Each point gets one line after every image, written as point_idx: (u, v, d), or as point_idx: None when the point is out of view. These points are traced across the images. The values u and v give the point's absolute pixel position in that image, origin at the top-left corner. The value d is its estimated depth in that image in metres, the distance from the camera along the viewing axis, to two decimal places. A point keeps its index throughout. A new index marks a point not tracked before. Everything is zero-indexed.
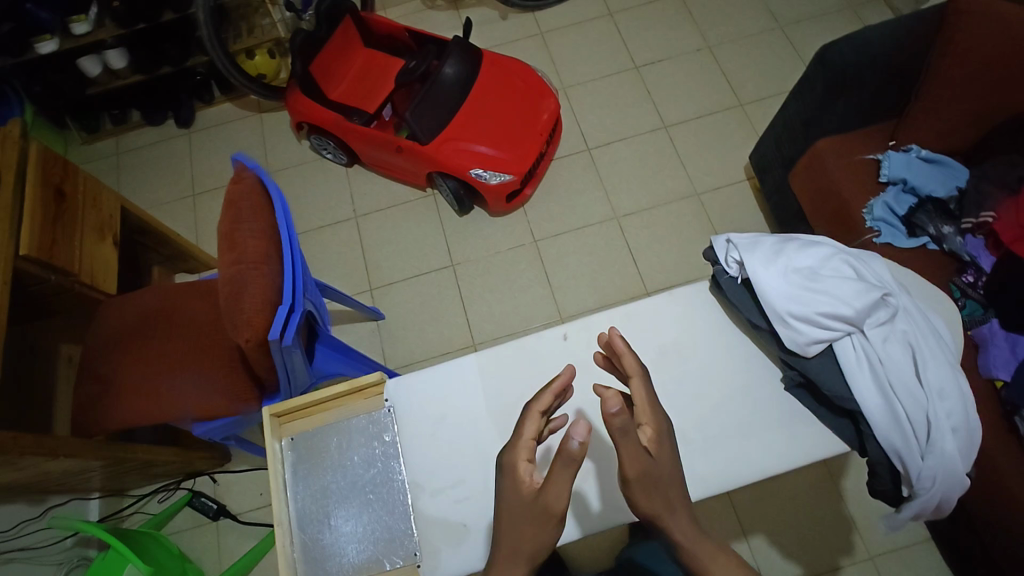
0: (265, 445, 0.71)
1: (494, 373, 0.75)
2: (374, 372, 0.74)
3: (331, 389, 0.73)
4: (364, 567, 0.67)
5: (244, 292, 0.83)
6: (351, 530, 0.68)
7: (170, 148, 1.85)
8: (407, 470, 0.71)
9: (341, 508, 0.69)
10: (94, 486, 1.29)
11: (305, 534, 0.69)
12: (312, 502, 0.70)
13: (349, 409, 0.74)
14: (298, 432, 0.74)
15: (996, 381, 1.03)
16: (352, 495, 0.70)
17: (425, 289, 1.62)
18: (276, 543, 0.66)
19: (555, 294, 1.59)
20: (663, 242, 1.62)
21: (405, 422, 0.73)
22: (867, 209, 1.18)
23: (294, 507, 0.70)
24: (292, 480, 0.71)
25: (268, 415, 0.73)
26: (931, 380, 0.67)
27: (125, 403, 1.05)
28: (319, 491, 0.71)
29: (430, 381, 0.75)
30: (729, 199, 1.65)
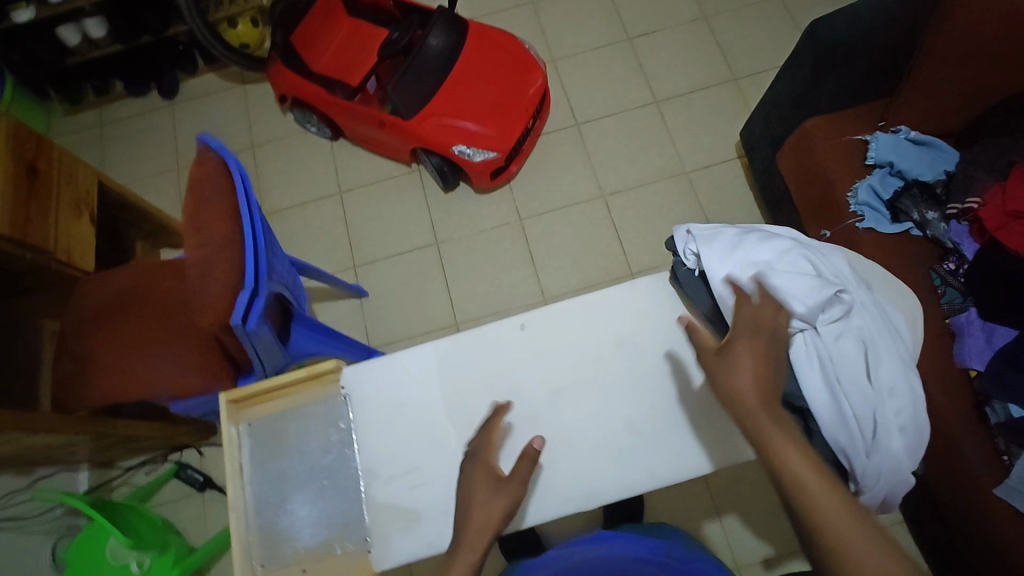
0: (222, 431, 0.72)
1: (451, 361, 0.74)
2: (330, 360, 0.74)
3: (288, 376, 0.74)
4: (317, 549, 0.69)
5: (208, 276, 0.82)
6: (306, 514, 0.70)
7: (154, 120, 1.83)
8: (361, 457, 0.71)
9: (297, 493, 0.71)
10: (81, 458, 1.33)
11: (261, 518, 0.70)
12: (269, 487, 0.72)
13: (307, 396, 0.75)
14: (255, 418, 0.74)
15: (969, 371, 1.02)
16: (308, 481, 0.72)
17: (408, 267, 1.62)
18: (230, 528, 0.68)
19: (538, 275, 1.58)
20: (649, 222, 1.60)
21: (361, 409, 0.73)
22: (852, 193, 1.15)
23: (250, 492, 0.71)
24: (249, 466, 0.73)
25: (223, 401, 0.73)
26: (881, 378, 0.68)
27: (103, 381, 1.06)
28: (275, 476, 0.72)
29: (382, 371, 0.74)
30: (718, 179, 1.62)
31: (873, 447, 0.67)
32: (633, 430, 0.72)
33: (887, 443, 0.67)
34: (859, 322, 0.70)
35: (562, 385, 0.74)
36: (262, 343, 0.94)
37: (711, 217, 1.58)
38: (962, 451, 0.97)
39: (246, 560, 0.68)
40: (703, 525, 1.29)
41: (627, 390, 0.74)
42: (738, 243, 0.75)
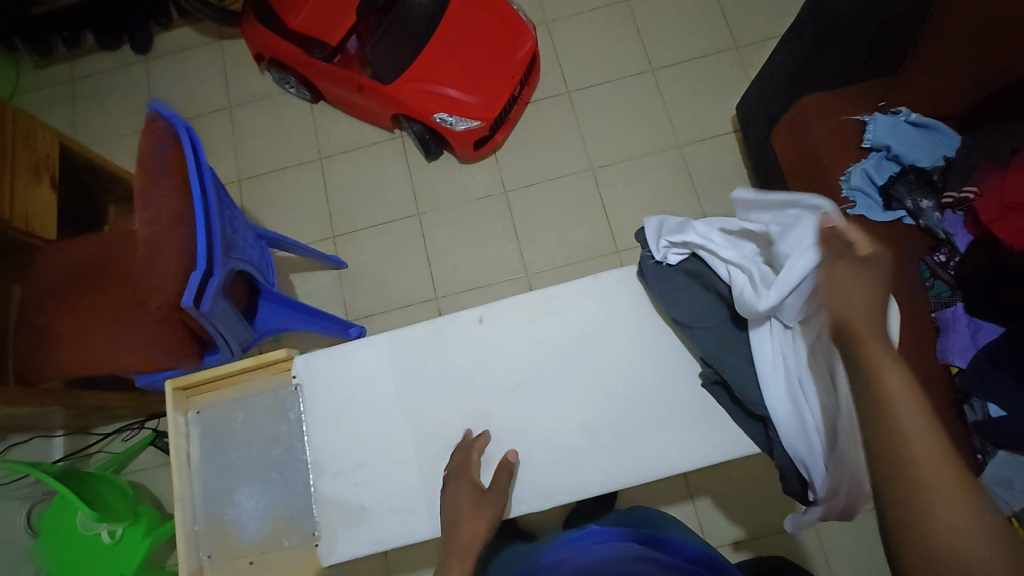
0: (167, 420, 0.75)
1: (404, 352, 0.78)
2: (281, 349, 0.77)
3: (237, 364, 0.75)
4: (262, 540, 0.72)
5: (157, 258, 0.78)
6: (252, 506, 0.73)
7: (128, 76, 1.75)
8: (310, 450, 0.75)
9: (243, 486, 0.74)
10: (56, 424, 1.32)
11: (207, 508, 0.74)
12: (216, 479, 0.75)
13: (258, 384, 0.77)
14: (203, 406, 0.77)
15: (951, 367, 0.99)
16: (255, 474, 0.74)
17: (389, 238, 1.57)
18: (175, 519, 0.71)
19: (522, 250, 1.53)
20: (639, 198, 1.54)
21: (313, 401, 0.77)
22: (845, 177, 1.10)
23: (198, 483, 0.75)
24: (198, 457, 0.76)
25: (170, 390, 0.75)
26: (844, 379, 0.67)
27: (63, 354, 1.04)
28: (222, 468, 0.75)
29: (337, 363, 0.78)
30: (713, 154, 1.55)
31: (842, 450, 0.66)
32: (591, 430, 0.76)
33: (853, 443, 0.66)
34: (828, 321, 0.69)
35: (520, 382, 0.77)
36: (222, 322, 0.93)
37: (703, 195, 1.52)
38: None
39: (192, 551, 0.72)
40: (677, 508, 1.29)
41: (585, 389, 0.77)
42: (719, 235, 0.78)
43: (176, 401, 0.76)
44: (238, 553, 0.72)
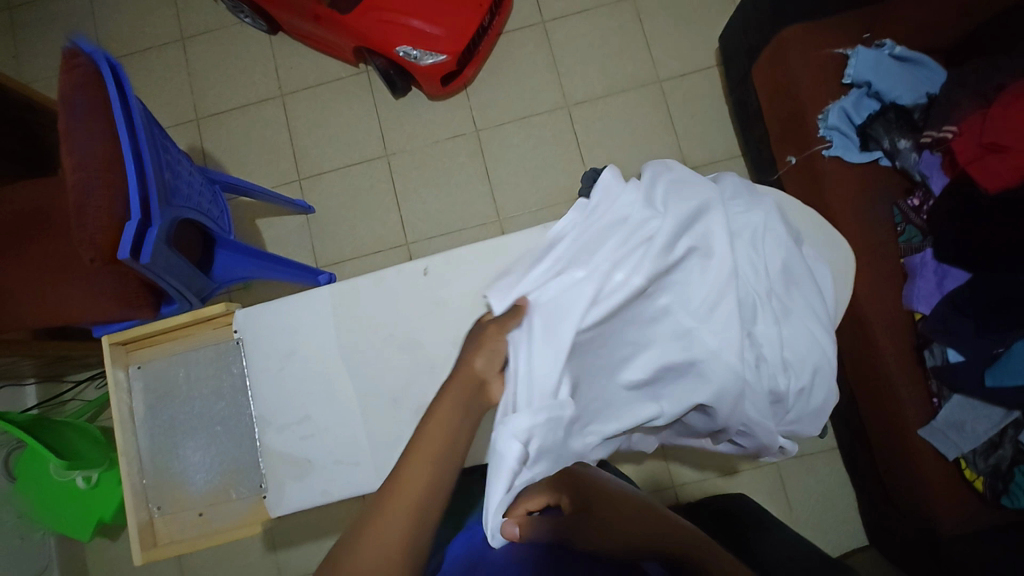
0: (106, 375, 0.75)
1: (345, 305, 0.76)
2: (219, 303, 0.75)
3: (176, 319, 0.74)
4: (210, 492, 0.74)
5: (87, 207, 0.74)
6: (199, 459, 0.75)
7: (71, 5, 1.62)
8: (255, 404, 0.75)
9: (189, 439, 0.75)
10: (25, 372, 1.30)
11: (154, 462, 0.75)
12: (160, 433, 0.76)
13: (199, 337, 0.77)
14: (144, 361, 0.77)
15: (915, 313, 0.98)
16: (199, 428, 0.76)
17: (357, 181, 1.52)
18: (120, 473, 0.72)
19: (494, 192, 1.48)
20: (615, 137, 1.48)
21: (254, 356, 0.76)
22: (822, 116, 1.05)
23: (143, 436, 0.76)
24: (142, 412, 0.76)
25: (108, 345, 0.74)
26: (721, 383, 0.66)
27: (10, 305, 1.01)
28: (166, 423, 0.76)
29: (277, 318, 0.76)
30: (693, 90, 1.48)
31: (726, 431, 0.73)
32: None
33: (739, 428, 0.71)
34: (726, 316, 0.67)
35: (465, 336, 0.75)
36: (170, 272, 0.90)
37: (682, 133, 1.46)
38: (896, 392, 0.96)
39: (141, 502, 0.73)
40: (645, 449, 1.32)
41: None
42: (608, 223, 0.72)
43: (114, 357, 0.76)
44: (189, 504, 0.74)
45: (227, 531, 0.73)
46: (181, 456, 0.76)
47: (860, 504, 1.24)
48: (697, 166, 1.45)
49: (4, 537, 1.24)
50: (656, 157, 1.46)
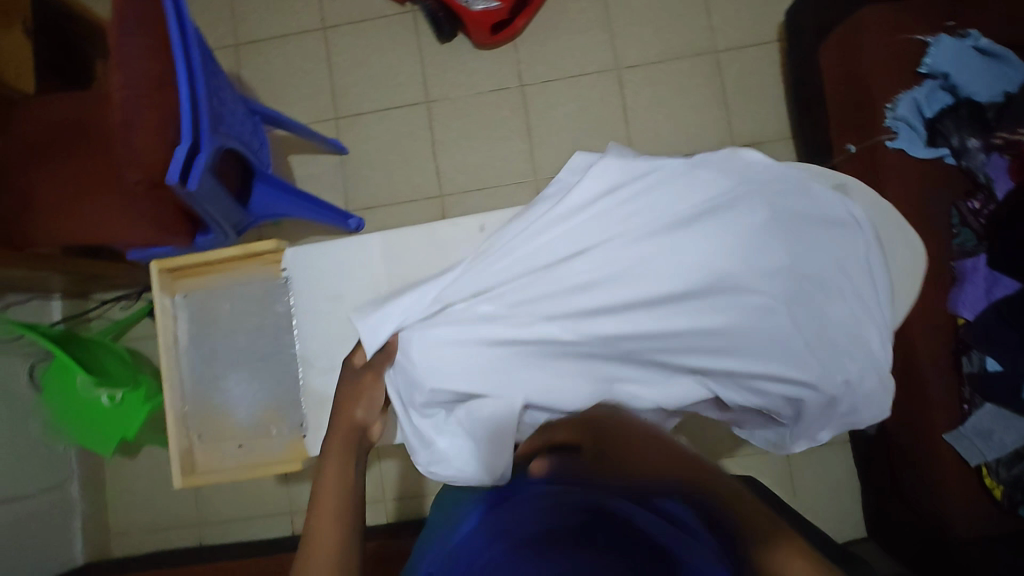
0: (155, 299, 0.79)
1: (390, 253, 0.82)
2: (272, 240, 0.80)
3: (228, 252, 0.80)
4: (250, 421, 0.82)
5: (134, 129, 0.72)
6: (243, 390, 0.82)
7: None
8: (300, 342, 0.81)
9: (232, 373, 0.83)
10: (54, 288, 1.32)
11: (196, 392, 0.82)
12: (204, 364, 0.82)
13: (247, 273, 0.83)
14: (191, 291, 0.83)
15: (958, 318, 0.97)
16: (245, 362, 0.83)
17: (394, 126, 1.49)
18: (166, 399, 0.77)
19: (533, 151, 1.45)
20: (664, 106, 1.43)
21: (302, 293, 0.81)
22: (891, 105, 1.02)
23: (187, 365, 0.82)
24: (188, 342, 0.82)
25: (157, 271, 0.78)
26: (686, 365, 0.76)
27: (50, 218, 1.00)
28: (211, 354, 0.82)
29: (323, 260, 0.82)
30: (751, 63, 1.41)
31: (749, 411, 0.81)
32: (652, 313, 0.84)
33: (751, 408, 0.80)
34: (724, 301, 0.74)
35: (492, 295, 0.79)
36: (211, 203, 0.89)
37: (733, 109, 1.41)
38: (926, 393, 0.97)
39: (183, 430, 0.80)
40: None
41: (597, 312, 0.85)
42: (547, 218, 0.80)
43: (163, 285, 0.81)
44: (230, 436, 0.82)
45: (264, 463, 0.80)
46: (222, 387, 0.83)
47: (867, 498, 1.25)
48: (744, 145, 1.41)
49: (31, 443, 1.29)
50: (703, 131, 1.41)
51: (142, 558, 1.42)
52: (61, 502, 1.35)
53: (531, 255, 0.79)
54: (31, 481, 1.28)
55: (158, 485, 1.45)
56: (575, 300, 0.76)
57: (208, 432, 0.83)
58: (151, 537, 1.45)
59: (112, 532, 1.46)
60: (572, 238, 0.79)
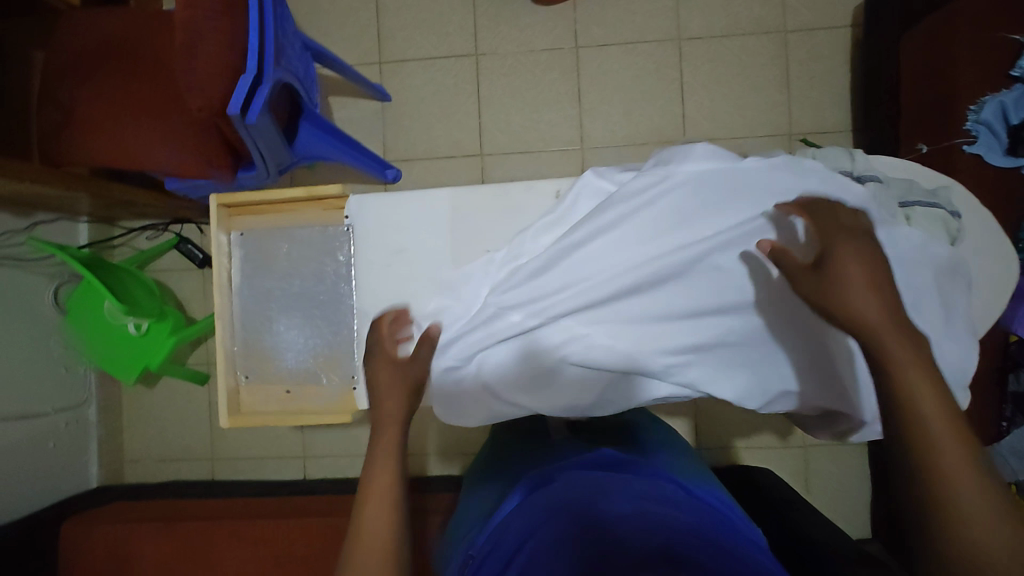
0: (212, 235, 0.82)
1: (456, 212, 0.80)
2: (335, 186, 0.80)
3: (292, 193, 0.81)
4: (298, 366, 0.84)
5: (199, 49, 0.71)
6: (294, 333, 0.84)
7: None
8: (358, 295, 0.81)
9: (283, 318, 0.84)
10: (81, 210, 1.29)
11: (246, 331, 0.85)
12: (257, 303, 0.84)
13: (307, 217, 0.84)
14: (246, 228, 0.84)
15: (1010, 334, 0.95)
16: (298, 307, 0.84)
17: (440, 77, 1.43)
18: (216, 333, 0.81)
19: (582, 118, 1.40)
20: (722, 85, 1.37)
21: (362, 242, 0.81)
22: (975, 107, 0.97)
23: (239, 303, 0.85)
24: (240, 281, 0.85)
25: (217, 206, 0.81)
26: (738, 378, 0.72)
27: (87, 138, 0.96)
28: (263, 295, 0.84)
29: (387, 211, 0.80)
30: (819, 48, 1.35)
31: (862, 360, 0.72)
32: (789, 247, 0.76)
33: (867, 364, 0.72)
34: (749, 316, 0.73)
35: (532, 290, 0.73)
36: (264, 138, 0.87)
37: (794, 96, 1.35)
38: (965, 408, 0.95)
39: (231, 366, 0.83)
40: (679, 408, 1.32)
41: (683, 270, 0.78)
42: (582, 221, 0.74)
43: (221, 221, 0.83)
44: (280, 381, 0.84)
45: (305, 411, 0.83)
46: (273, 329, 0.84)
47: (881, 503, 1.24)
48: (800, 134, 1.35)
49: (51, 364, 1.28)
50: (760, 115, 1.36)
51: (153, 487, 1.44)
52: (77, 424, 1.36)
53: (572, 259, 0.73)
54: (48, 401, 1.29)
55: (173, 418, 1.45)
56: (620, 312, 0.72)
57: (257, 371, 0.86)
58: (164, 467, 1.46)
59: (125, 458, 1.47)
60: (615, 249, 0.72)
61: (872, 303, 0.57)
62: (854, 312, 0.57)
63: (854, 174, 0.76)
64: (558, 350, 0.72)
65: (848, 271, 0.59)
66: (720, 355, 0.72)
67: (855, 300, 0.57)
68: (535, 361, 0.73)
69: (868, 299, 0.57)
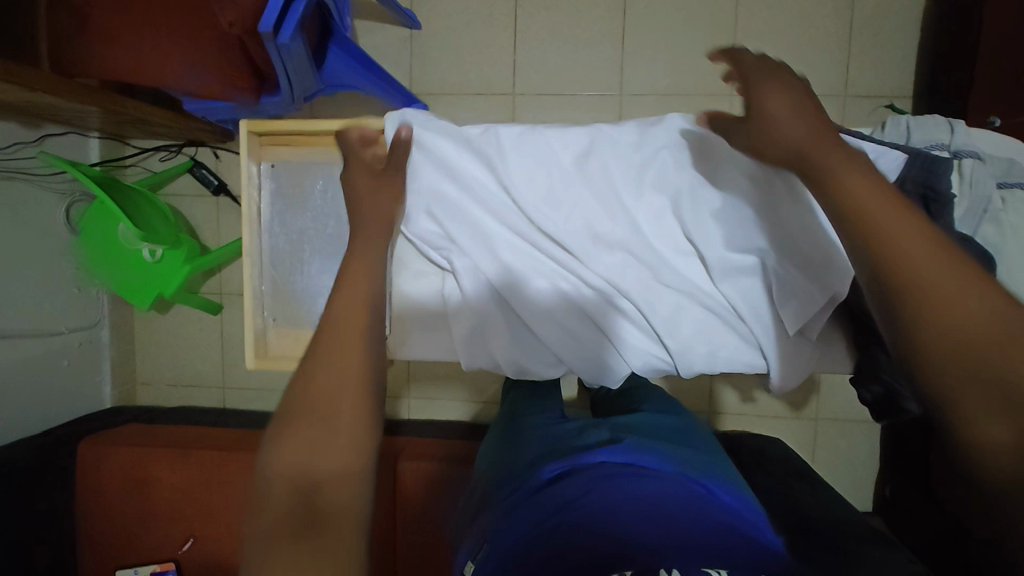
0: (241, 165, 0.78)
1: None
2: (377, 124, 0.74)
3: (326, 126, 0.75)
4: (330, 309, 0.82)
5: None
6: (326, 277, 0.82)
7: None
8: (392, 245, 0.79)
9: (315, 261, 0.82)
10: (92, 126, 1.22)
11: (273, 270, 0.82)
12: (287, 242, 0.81)
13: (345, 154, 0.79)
14: (276, 160, 0.80)
15: None
16: (329, 251, 0.81)
17: (474, 5, 1.32)
18: (244, 272, 0.78)
19: (624, 63, 1.30)
20: (778, 34, 1.27)
21: None
22: None
23: (267, 241, 0.81)
24: (268, 218, 0.81)
25: (246, 135, 0.76)
26: (742, 355, 0.67)
27: (98, 48, 0.88)
28: (294, 234, 0.81)
29: None
30: (891, 2, 1.24)
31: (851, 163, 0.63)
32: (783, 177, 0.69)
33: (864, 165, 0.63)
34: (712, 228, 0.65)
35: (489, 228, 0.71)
36: (296, 64, 0.84)
37: (854, 53, 1.25)
38: None
39: (258, 308, 0.81)
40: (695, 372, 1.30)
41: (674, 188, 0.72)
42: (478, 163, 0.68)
43: (251, 150, 0.78)
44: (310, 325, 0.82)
45: None
46: (303, 272, 0.82)
47: (888, 479, 1.25)
48: (856, 96, 1.27)
49: (64, 282, 1.26)
50: (816, 71, 1.27)
51: (165, 410, 1.45)
52: (91, 344, 1.35)
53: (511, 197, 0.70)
54: (62, 320, 1.27)
55: (186, 344, 1.44)
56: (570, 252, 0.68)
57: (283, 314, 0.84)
58: (174, 392, 1.46)
59: (138, 380, 1.47)
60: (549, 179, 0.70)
61: (791, 120, 0.50)
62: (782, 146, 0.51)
63: (950, 149, 0.67)
64: (539, 304, 0.68)
65: (768, 97, 0.51)
66: (720, 326, 0.67)
67: (770, 135, 0.52)
68: (510, 321, 0.71)
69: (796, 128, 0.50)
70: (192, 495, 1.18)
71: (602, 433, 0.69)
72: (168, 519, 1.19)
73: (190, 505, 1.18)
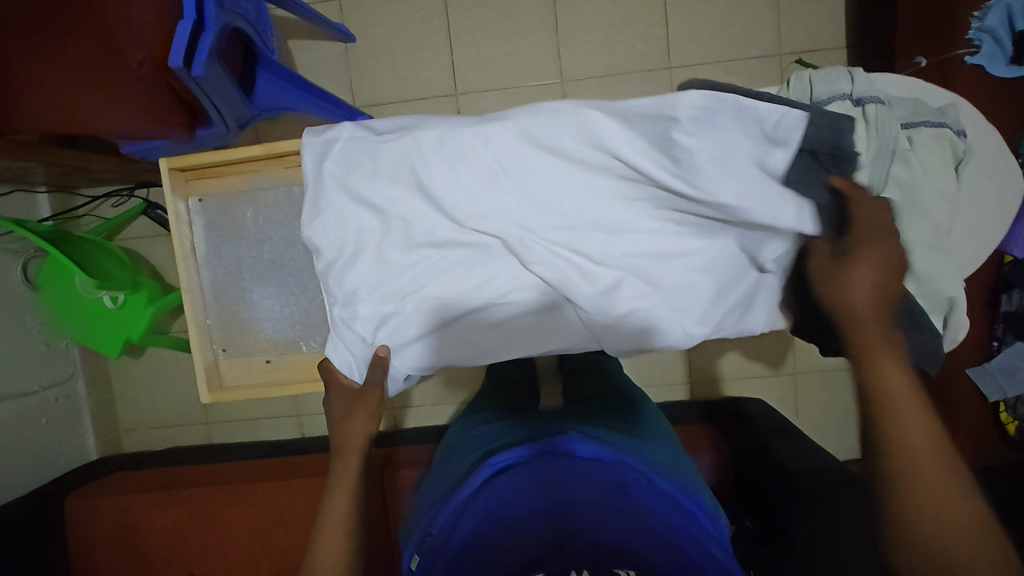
0: (168, 204, 0.78)
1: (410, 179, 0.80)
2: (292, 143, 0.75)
3: (248, 151, 0.76)
4: (278, 334, 0.83)
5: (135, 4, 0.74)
6: (270, 303, 0.83)
7: None
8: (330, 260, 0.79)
9: (256, 287, 0.82)
10: (37, 181, 1.21)
11: (217, 302, 0.82)
12: (225, 274, 0.82)
13: (270, 176, 0.79)
14: (203, 193, 0.80)
15: (1007, 255, 0.92)
16: (269, 278, 0.82)
17: (405, 10, 1.32)
18: (186, 308, 0.79)
19: (560, 49, 1.31)
20: (707, 4, 1.28)
21: None
22: (980, 13, 0.92)
23: (205, 274, 0.82)
24: (205, 251, 0.81)
25: (167, 170, 0.76)
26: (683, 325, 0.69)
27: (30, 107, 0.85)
28: (231, 263, 0.82)
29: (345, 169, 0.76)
30: None
31: (750, 117, 0.60)
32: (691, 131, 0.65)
33: (764, 119, 0.60)
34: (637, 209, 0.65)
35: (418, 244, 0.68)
36: (219, 93, 0.84)
37: (784, 11, 1.27)
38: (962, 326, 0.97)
39: (207, 342, 0.82)
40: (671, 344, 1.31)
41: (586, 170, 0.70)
42: (403, 173, 0.67)
43: (176, 186, 0.78)
44: (259, 350, 0.83)
45: (287, 381, 0.82)
46: (247, 300, 0.83)
47: None
48: (791, 53, 1.28)
49: (30, 341, 1.25)
50: (748, 34, 1.28)
51: (152, 454, 1.44)
52: (68, 399, 1.34)
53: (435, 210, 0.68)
54: (34, 379, 1.26)
55: (164, 386, 1.44)
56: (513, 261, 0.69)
57: (232, 344, 0.84)
58: (160, 435, 1.46)
59: (121, 428, 1.46)
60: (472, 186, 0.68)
61: (864, 283, 0.60)
62: (850, 287, 0.60)
63: (852, 98, 0.69)
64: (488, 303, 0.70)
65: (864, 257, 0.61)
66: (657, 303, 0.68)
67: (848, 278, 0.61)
68: (464, 325, 0.71)
69: (865, 287, 0.60)
70: (184, 535, 1.17)
71: (553, 424, 0.70)
72: (164, 563, 1.18)
73: (183, 545, 1.17)
